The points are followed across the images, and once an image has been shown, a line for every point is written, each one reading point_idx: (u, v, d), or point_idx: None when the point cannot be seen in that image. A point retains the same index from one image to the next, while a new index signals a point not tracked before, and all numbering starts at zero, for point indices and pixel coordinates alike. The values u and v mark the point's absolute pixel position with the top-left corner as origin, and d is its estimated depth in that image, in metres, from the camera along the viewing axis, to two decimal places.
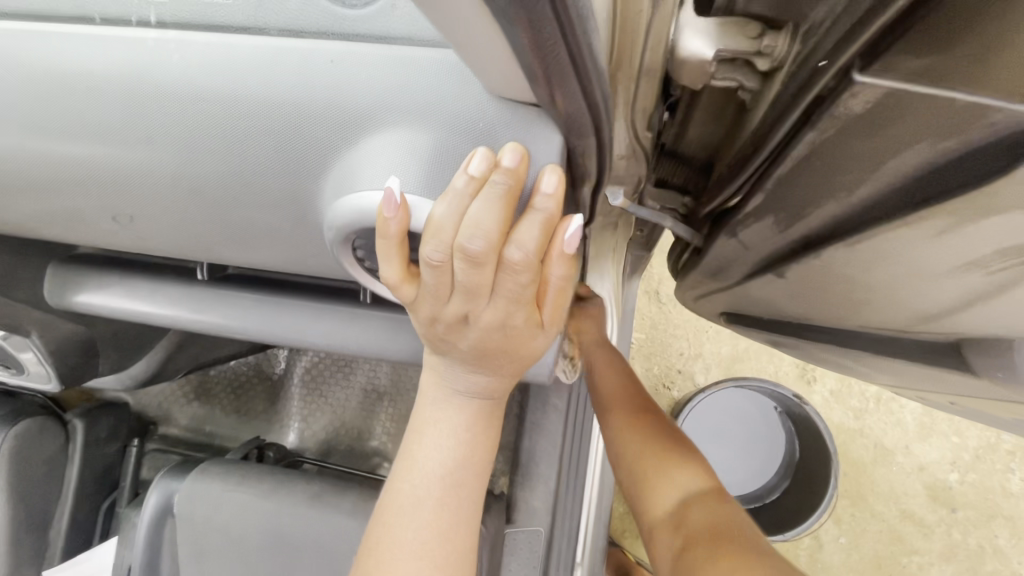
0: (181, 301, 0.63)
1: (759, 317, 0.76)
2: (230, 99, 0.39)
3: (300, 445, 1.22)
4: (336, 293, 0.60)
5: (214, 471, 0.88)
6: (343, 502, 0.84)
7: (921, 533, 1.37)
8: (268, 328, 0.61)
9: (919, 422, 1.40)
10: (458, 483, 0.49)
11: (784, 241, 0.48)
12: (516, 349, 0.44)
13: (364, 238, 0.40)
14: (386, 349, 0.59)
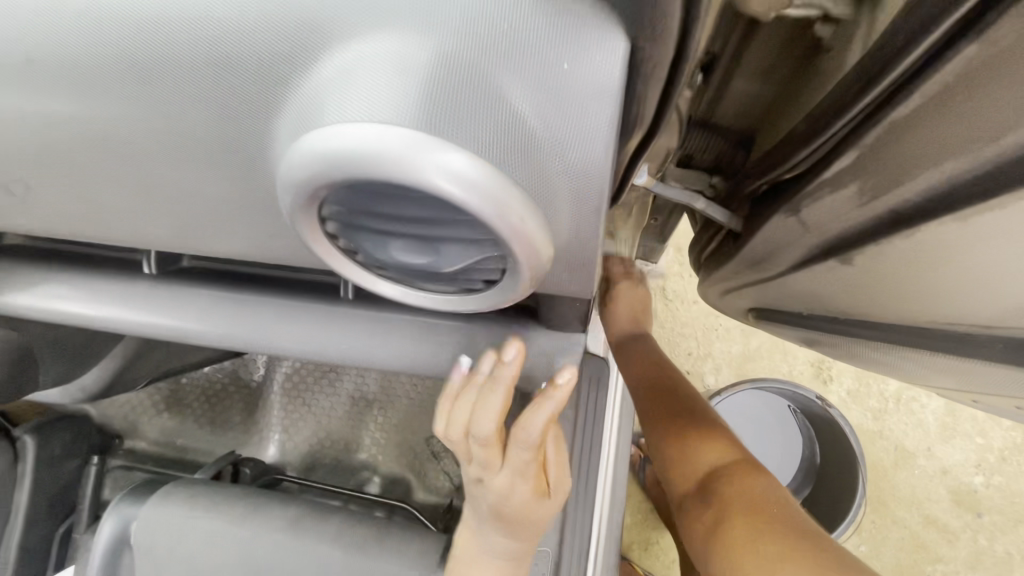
0: (123, 300, 0.52)
1: (798, 312, 0.67)
2: (168, 14, 0.29)
3: (281, 458, 1.11)
4: (310, 288, 0.50)
5: (178, 495, 0.77)
6: (326, 528, 0.74)
7: (945, 539, 1.30)
8: (229, 330, 0.51)
9: (941, 422, 1.32)
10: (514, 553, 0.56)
11: (866, 214, 0.39)
12: (526, 502, 0.51)
13: (339, 203, 0.29)
14: (372, 354, 0.49)
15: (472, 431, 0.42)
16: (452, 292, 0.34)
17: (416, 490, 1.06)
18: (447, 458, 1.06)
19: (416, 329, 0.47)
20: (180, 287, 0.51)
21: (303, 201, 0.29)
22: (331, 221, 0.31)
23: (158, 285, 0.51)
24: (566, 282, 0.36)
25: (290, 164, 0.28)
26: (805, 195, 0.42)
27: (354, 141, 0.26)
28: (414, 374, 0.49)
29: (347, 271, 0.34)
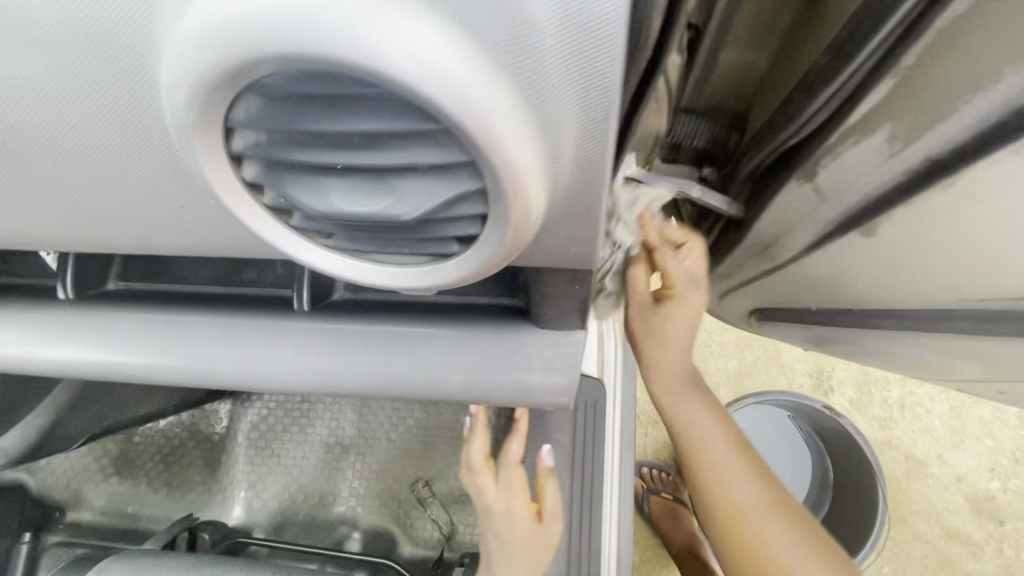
0: (33, 334, 0.43)
1: (807, 308, 0.62)
2: None
3: (247, 519, 0.99)
4: (258, 303, 0.42)
5: (121, 568, 0.67)
6: None
7: (970, 553, 1.22)
8: (162, 360, 0.43)
9: (950, 427, 1.27)
10: (540, 556, 0.73)
11: (893, 170, 0.35)
12: (531, 532, 0.73)
13: (248, 113, 0.21)
14: (333, 376, 0.41)
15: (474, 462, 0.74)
16: (419, 263, 0.26)
17: (402, 544, 0.95)
18: (434, 505, 0.95)
19: (384, 341, 0.40)
20: (101, 312, 0.43)
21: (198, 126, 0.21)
22: (247, 162, 0.23)
23: (73, 312, 0.43)
24: (561, 241, 0.27)
25: (169, 76, 0.20)
26: (823, 152, 0.37)
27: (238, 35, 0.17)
28: (385, 397, 0.42)
29: (274, 235, 0.26)
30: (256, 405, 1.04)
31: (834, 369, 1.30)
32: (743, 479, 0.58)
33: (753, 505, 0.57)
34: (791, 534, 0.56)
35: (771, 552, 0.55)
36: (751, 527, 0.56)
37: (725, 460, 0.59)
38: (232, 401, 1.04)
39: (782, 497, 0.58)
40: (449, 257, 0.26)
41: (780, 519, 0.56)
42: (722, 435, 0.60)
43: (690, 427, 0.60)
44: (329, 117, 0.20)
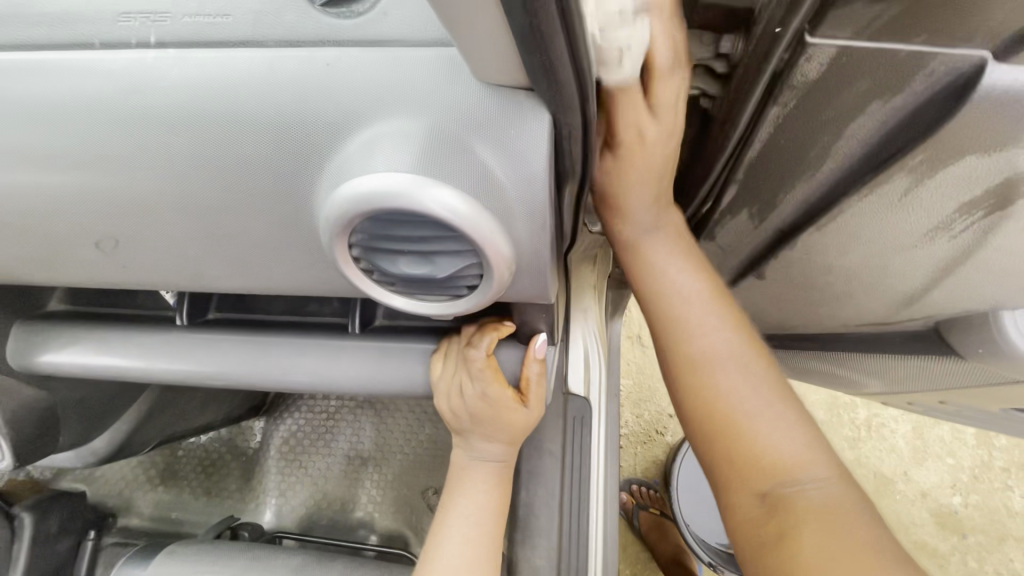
0: (157, 350, 0.60)
1: None
2: (198, 117, 0.34)
3: (278, 523, 1.12)
4: (322, 327, 0.58)
5: (184, 552, 0.79)
6: (328, 572, 0.76)
7: (937, 564, 1.32)
8: (251, 370, 0.58)
9: (912, 446, 1.40)
10: (503, 475, 0.57)
11: (759, 237, 0.52)
12: (499, 421, 0.53)
13: (360, 225, 0.34)
14: (375, 382, 0.56)
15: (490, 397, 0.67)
16: (452, 304, 0.39)
17: (414, 545, 1.07)
18: None
19: (415, 354, 0.56)
20: (208, 334, 0.59)
21: (337, 226, 0.33)
22: (355, 247, 0.35)
23: (188, 334, 0.59)
24: (528, 292, 0.40)
25: (329, 201, 0.33)
26: (716, 224, 0.54)
27: (377, 183, 0.31)
28: (414, 396, 0.57)
29: (366, 288, 0.38)
30: (287, 422, 1.19)
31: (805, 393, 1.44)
32: (715, 346, 0.50)
33: (730, 360, 0.49)
34: (773, 406, 0.47)
35: (756, 444, 0.46)
36: (719, 389, 0.49)
37: (699, 311, 0.52)
38: (266, 418, 1.19)
39: (762, 360, 0.50)
40: (464, 301, 0.38)
41: (753, 370, 0.49)
42: (709, 311, 0.52)
43: (667, 288, 0.53)
44: (402, 224, 0.33)
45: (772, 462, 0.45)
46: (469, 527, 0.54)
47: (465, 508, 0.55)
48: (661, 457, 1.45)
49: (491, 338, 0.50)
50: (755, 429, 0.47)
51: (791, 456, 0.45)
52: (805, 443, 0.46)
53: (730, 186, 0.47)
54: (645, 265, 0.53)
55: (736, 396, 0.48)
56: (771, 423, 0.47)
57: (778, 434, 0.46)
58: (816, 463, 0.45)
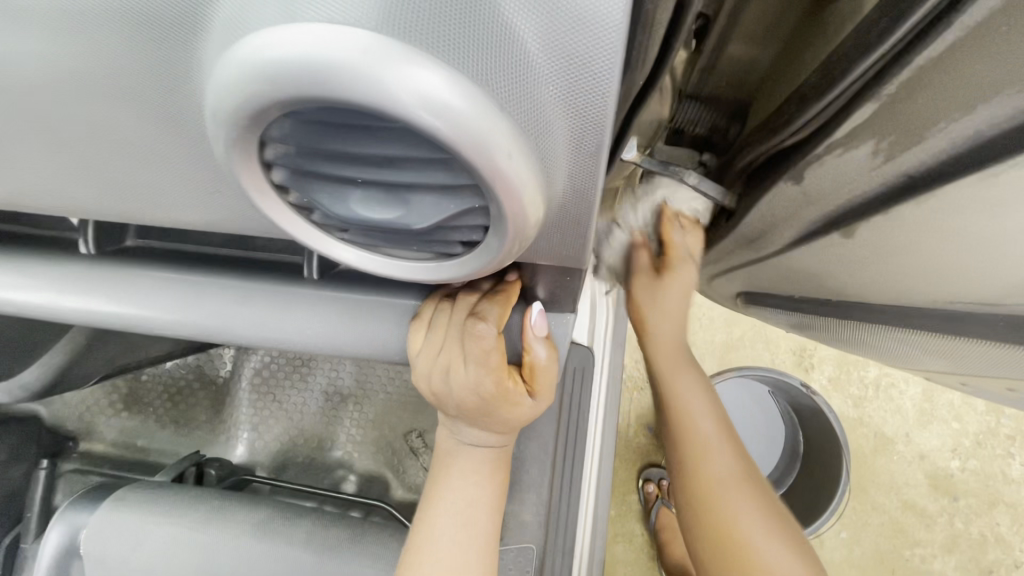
0: (64, 286, 0.47)
1: (789, 296, 0.66)
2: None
3: (250, 458, 1.05)
4: (278, 266, 0.46)
5: (135, 499, 0.71)
6: (295, 530, 0.68)
7: (923, 524, 1.31)
8: (182, 317, 0.46)
9: (919, 408, 1.34)
10: (498, 462, 0.46)
11: (872, 181, 0.38)
12: (497, 414, 0.41)
13: (277, 128, 0.24)
14: (341, 341, 0.44)
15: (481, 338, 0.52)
16: (429, 261, 0.30)
17: (395, 488, 1.02)
18: (426, 454, 1.02)
19: (394, 310, 0.44)
20: (129, 268, 0.46)
21: (241, 127, 0.23)
22: (275, 168, 0.26)
23: (104, 267, 0.46)
24: (551, 248, 0.32)
25: (216, 90, 0.23)
26: (811, 159, 0.40)
27: (326, 65, 0.21)
28: (391, 361, 0.46)
29: (304, 233, 0.29)
30: (259, 352, 1.08)
31: (816, 348, 1.36)
32: (727, 464, 0.63)
33: (740, 477, 0.63)
34: (764, 518, 0.61)
35: (749, 542, 0.59)
36: (726, 501, 0.61)
37: (707, 428, 0.65)
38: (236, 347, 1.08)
39: (748, 473, 0.64)
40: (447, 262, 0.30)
41: (748, 493, 0.62)
42: (718, 436, 0.65)
43: (689, 401, 0.67)
44: (363, 136, 0.24)
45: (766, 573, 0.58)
46: (457, 531, 0.45)
47: (455, 508, 0.45)
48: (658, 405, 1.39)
49: (501, 309, 0.39)
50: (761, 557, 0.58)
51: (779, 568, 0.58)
52: (788, 555, 0.59)
53: (862, 106, 0.34)
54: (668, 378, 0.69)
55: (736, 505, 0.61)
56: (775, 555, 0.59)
57: (763, 539, 0.59)
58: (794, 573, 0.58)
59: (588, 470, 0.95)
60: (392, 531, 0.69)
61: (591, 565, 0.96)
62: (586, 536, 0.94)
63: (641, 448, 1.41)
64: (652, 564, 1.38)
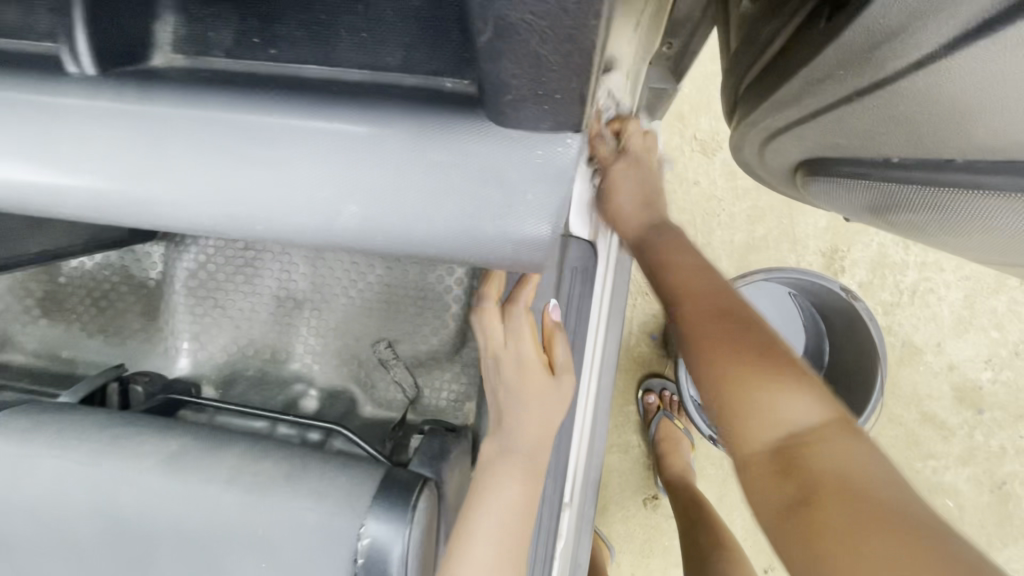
0: None
1: (870, 166, 0.48)
2: None
3: (194, 372, 0.90)
4: (190, 103, 0.37)
5: (16, 427, 0.56)
6: (217, 466, 0.54)
7: (941, 436, 1.23)
8: (80, 184, 0.39)
9: (957, 315, 1.19)
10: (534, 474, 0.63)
11: None
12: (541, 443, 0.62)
13: None
14: (257, 190, 0.38)
15: None
16: None
17: (363, 404, 0.88)
18: (397, 367, 0.88)
19: (322, 143, 0.37)
20: None
21: None
22: None
23: None
24: None
25: None
26: None
27: None
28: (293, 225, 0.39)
29: None
30: (192, 250, 0.90)
31: (849, 249, 1.18)
32: (743, 310, 0.53)
33: (744, 324, 0.52)
34: (755, 362, 0.49)
35: (770, 395, 0.47)
36: (709, 359, 0.50)
37: (716, 284, 0.56)
38: (166, 243, 0.90)
39: (782, 363, 0.48)
40: None
41: (749, 337, 0.50)
42: (727, 290, 0.55)
43: (671, 263, 0.60)
44: None
45: (773, 417, 0.46)
46: (502, 513, 0.60)
47: (487, 505, 0.59)
48: (664, 311, 1.25)
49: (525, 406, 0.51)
50: (774, 395, 0.47)
51: (782, 411, 0.46)
52: (798, 393, 0.47)
53: None
54: (668, 257, 0.61)
55: (749, 343, 0.50)
56: (784, 393, 0.47)
57: (774, 392, 0.47)
58: (803, 410, 0.46)
59: (587, 387, 0.81)
60: (340, 465, 0.56)
61: (586, 487, 0.85)
62: (581, 458, 0.83)
63: (642, 358, 1.29)
64: (648, 473, 1.32)
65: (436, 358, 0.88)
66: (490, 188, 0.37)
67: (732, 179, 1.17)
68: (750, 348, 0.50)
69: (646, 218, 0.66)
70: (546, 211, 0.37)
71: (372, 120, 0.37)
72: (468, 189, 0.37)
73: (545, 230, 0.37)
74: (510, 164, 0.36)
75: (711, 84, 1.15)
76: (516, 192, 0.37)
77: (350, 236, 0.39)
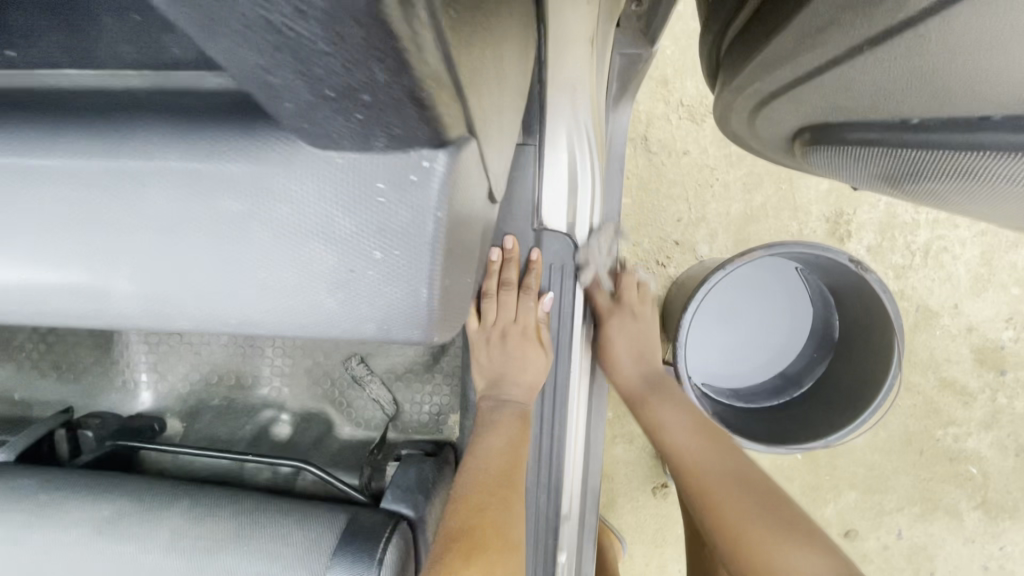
0: None
1: (875, 134, 0.40)
2: None
3: (158, 405, 0.84)
4: None
5: None
6: (155, 531, 0.48)
7: (961, 402, 1.16)
8: None
9: (974, 274, 1.12)
10: (496, 535, 0.57)
11: None
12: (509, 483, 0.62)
13: None
14: (11, 273, 0.27)
15: (484, 320, 0.74)
16: None
17: (341, 425, 0.81)
18: (373, 383, 0.81)
19: (73, 192, 0.25)
20: None
21: None
22: None
23: None
24: None
25: None
26: None
27: None
28: (52, 304, 0.27)
29: None
30: None
31: (855, 212, 1.10)
32: (736, 484, 0.66)
33: (742, 486, 0.66)
34: (773, 529, 0.61)
35: (781, 557, 0.59)
36: (725, 516, 0.64)
37: (709, 458, 0.69)
38: None
39: (782, 522, 0.62)
40: None
41: (748, 500, 0.64)
42: (724, 462, 0.69)
43: (670, 434, 0.73)
44: None
45: (787, 574, 0.58)
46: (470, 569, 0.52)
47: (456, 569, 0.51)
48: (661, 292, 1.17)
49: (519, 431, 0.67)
50: (786, 557, 0.59)
51: (793, 565, 0.58)
52: (805, 552, 0.59)
53: None
54: (655, 422, 0.74)
55: (745, 512, 0.63)
56: (797, 551, 0.59)
57: (791, 552, 0.59)
58: (812, 565, 0.58)
59: (578, 392, 0.74)
60: (292, 517, 0.49)
61: (584, 496, 0.79)
62: (578, 468, 0.76)
63: None
64: (655, 462, 1.26)
65: (413, 371, 0.81)
66: (319, 246, 0.25)
67: (725, 146, 1.08)
68: (757, 528, 0.62)
69: (642, 373, 0.78)
70: (406, 274, 0.25)
71: (134, 156, 0.25)
72: (288, 250, 0.25)
73: (414, 302, 0.26)
74: (342, 212, 0.25)
75: (694, 42, 1.05)
76: (358, 250, 0.25)
77: (146, 322, 0.28)
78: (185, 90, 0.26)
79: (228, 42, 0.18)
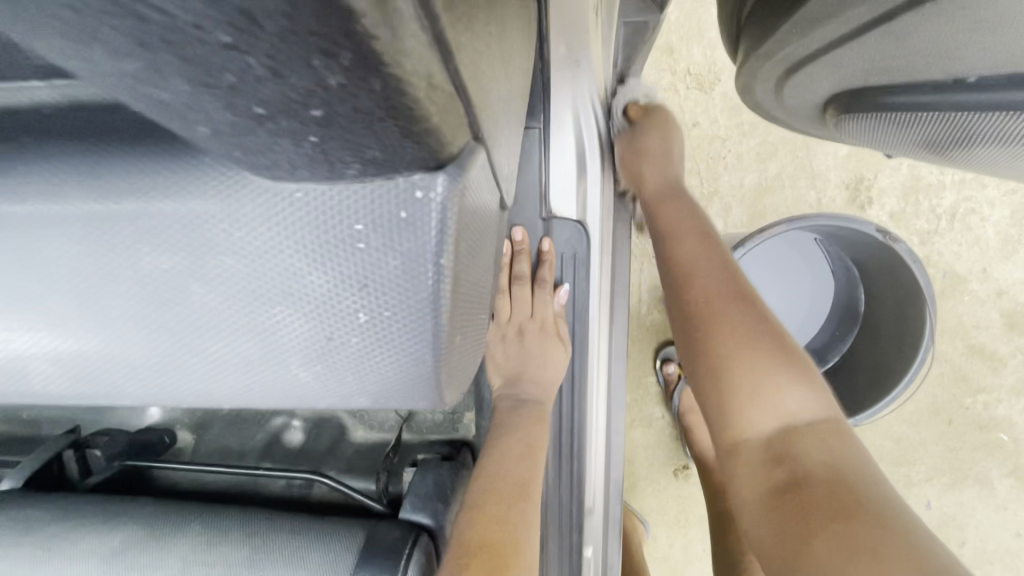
0: None
1: (926, 96, 0.36)
2: None
3: (166, 417, 0.82)
4: None
5: None
6: (167, 560, 0.46)
7: (991, 368, 1.12)
8: None
9: (1003, 235, 1.06)
10: (511, 544, 0.55)
11: None
12: (526, 490, 0.60)
13: None
14: None
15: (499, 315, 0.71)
16: None
17: (353, 429, 0.79)
18: None
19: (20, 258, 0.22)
20: None
21: None
22: None
23: None
24: None
25: None
26: None
27: None
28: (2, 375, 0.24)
29: None
30: None
31: (876, 176, 1.04)
32: (729, 299, 0.53)
33: (743, 301, 0.53)
34: (766, 350, 0.50)
35: (760, 393, 0.49)
36: (709, 322, 0.53)
37: (708, 273, 0.56)
38: None
39: (776, 345, 0.50)
40: None
41: (739, 310, 0.52)
42: (716, 268, 0.56)
43: (679, 251, 0.60)
44: None
45: (769, 406, 0.48)
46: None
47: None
48: None
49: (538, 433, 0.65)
50: (770, 381, 0.48)
51: (773, 395, 0.48)
52: (797, 383, 0.48)
53: None
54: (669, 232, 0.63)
55: (726, 327, 0.51)
56: (781, 374, 0.48)
57: (782, 382, 0.48)
58: (798, 400, 0.48)
59: (598, 383, 0.71)
60: (308, 536, 0.47)
61: (609, 488, 0.77)
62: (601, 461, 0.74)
63: (655, 325, 1.19)
64: (675, 444, 1.24)
65: None
66: (295, 312, 0.22)
67: (736, 115, 1.03)
68: (734, 324, 0.51)
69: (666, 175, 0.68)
70: (402, 332, 0.22)
71: (73, 213, 0.21)
72: (259, 313, 0.22)
73: (414, 365, 0.23)
74: (318, 271, 0.21)
75: (700, 4, 0.99)
76: (342, 314, 0.22)
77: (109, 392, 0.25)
78: (135, 109, 0.23)
79: (181, 57, 0.15)
